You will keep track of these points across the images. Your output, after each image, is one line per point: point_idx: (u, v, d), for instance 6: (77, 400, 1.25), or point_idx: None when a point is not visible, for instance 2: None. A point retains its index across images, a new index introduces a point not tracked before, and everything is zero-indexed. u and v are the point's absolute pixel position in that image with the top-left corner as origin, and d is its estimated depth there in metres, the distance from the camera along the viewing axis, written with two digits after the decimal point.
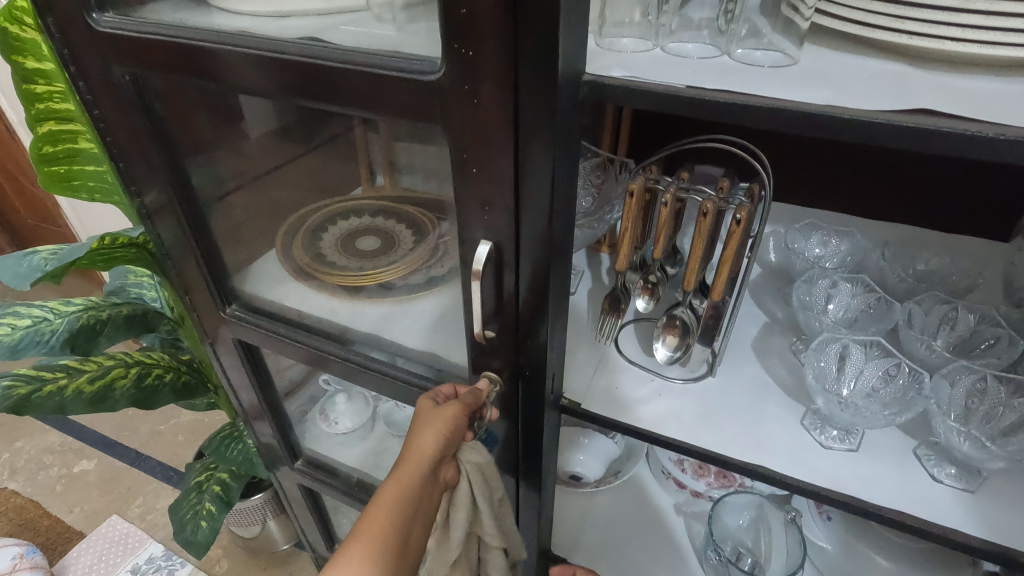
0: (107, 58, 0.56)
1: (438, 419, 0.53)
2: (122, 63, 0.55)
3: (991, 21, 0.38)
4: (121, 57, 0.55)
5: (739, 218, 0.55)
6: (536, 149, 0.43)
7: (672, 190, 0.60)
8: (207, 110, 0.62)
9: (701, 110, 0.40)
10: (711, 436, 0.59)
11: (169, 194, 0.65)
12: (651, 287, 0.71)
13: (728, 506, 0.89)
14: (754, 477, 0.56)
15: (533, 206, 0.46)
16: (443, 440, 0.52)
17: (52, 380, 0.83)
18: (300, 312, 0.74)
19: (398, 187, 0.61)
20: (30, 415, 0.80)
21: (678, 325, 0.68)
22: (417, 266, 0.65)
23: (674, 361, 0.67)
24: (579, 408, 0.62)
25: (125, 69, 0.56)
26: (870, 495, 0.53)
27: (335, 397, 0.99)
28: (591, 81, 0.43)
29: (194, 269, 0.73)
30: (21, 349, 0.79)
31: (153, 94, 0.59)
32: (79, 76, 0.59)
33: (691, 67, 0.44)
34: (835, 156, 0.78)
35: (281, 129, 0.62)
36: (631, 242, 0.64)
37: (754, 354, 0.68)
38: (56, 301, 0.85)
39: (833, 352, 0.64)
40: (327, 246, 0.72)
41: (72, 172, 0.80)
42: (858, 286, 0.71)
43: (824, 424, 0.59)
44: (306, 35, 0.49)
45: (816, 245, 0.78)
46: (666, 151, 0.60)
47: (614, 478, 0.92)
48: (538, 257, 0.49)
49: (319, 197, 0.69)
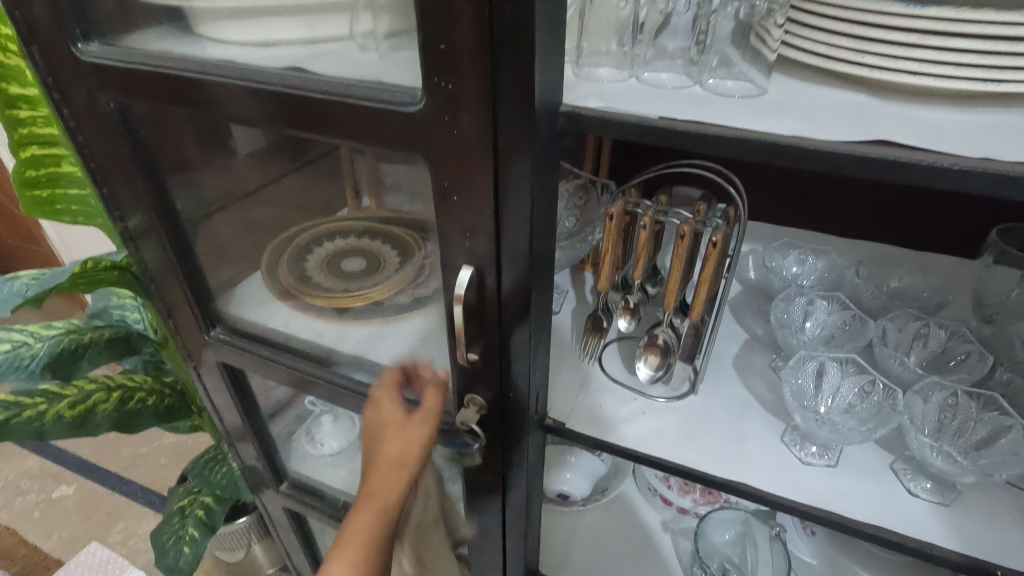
0: (94, 86, 0.56)
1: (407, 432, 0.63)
2: (110, 91, 0.56)
3: (943, 56, 0.40)
4: (109, 86, 0.56)
5: (715, 241, 0.57)
6: (517, 176, 0.44)
7: (651, 214, 0.62)
8: (192, 135, 0.62)
9: (676, 140, 0.42)
10: (694, 454, 0.59)
11: (154, 217, 0.65)
12: (633, 309, 0.73)
13: (716, 522, 0.89)
14: (736, 494, 0.57)
15: (514, 233, 0.47)
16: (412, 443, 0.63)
17: (31, 405, 0.81)
18: (284, 334, 0.74)
19: (383, 209, 0.62)
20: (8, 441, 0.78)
21: (658, 345, 0.69)
22: (403, 286, 0.65)
23: (657, 380, 0.68)
24: (564, 428, 0.63)
25: (112, 97, 0.56)
26: (851, 510, 0.54)
27: (322, 418, 0.98)
28: (569, 111, 0.44)
29: (178, 292, 0.72)
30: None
31: (139, 119, 0.59)
32: (63, 103, 0.59)
33: (665, 97, 0.45)
34: (810, 176, 0.80)
35: (268, 157, 0.63)
36: (611, 262, 0.66)
37: (735, 372, 0.69)
38: (37, 325, 0.84)
39: (811, 369, 0.66)
40: (312, 266, 0.73)
41: (54, 196, 0.80)
42: (834, 303, 0.73)
43: (803, 440, 0.60)
44: (290, 65, 0.49)
45: (794, 262, 0.79)
46: (645, 174, 0.62)
47: (602, 495, 0.93)
48: (521, 281, 0.50)
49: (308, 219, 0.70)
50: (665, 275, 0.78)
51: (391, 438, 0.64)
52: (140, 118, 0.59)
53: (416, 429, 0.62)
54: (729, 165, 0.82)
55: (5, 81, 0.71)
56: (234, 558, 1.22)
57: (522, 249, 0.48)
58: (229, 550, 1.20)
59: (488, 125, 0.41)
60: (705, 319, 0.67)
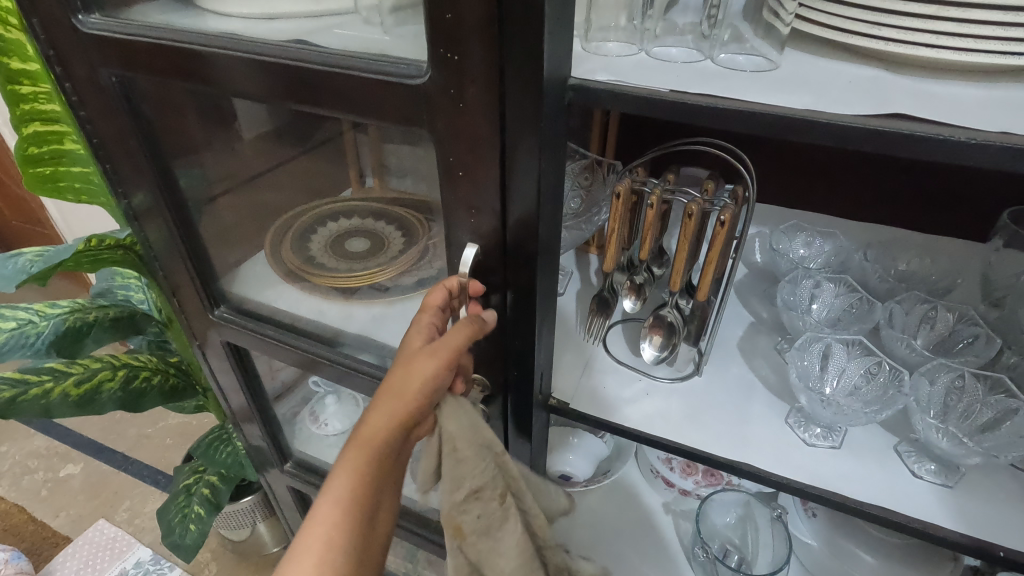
0: (96, 60, 0.56)
1: (421, 366, 0.46)
2: (112, 66, 0.55)
3: (963, 29, 0.39)
4: (111, 61, 0.55)
5: (723, 220, 0.56)
6: (523, 152, 0.43)
7: (658, 193, 0.60)
8: (195, 111, 0.62)
9: (686, 113, 0.41)
10: (697, 434, 0.60)
11: (158, 195, 0.65)
12: (638, 288, 0.71)
13: (716, 504, 0.89)
14: (739, 475, 0.57)
15: (519, 211, 0.47)
16: (431, 379, 0.46)
17: (37, 383, 0.82)
18: (290, 314, 0.74)
19: (388, 188, 0.62)
20: (15, 418, 0.79)
21: (664, 325, 0.69)
22: (407, 267, 0.65)
23: (661, 361, 0.68)
24: (567, 408, 0.63)
25: (115, 72, 0.56)
26: (852, 491, 0.55)
27: (325, 398, 1.00)
28: (576, 84, 0.43)
29: (182, 272, 0.72)
30: (5, 351, 0.79)
31: (142, 95, 0.59)
32: (65, 78, 0.59)
33: (675, 71, 0.44)
34: (818, 157, 0.79)
35: (271, 136, 0.62)
36: (618, 242, 0.64)
37: (740, 354, 0.69)
38: (42, 304, 0.84)
39: (816, 351, 0.65)
40: (316, 246, 0.72)
41: (57, 173, 0.80)
42: (841, 286, 0.72)
43: (807, 422, 0.60)
44: (292, 38, 0.49)
45: (800, 245, 0.78)
46: (652, 152, 0.61)
47: (603, 477, 0.93)
48: (525, 261, 0.50)
49: (308, 197, 0.69)
50: (670, 257, 0.77)
51: (398, 372, 0.47)
52: (145, 94, 0.59)
53: (433, 362, 0.46)
54: (737, 146, 0.81)
55: (6, 55, 0.70)
56: (239, 537, 1.24)
57: (528, 228, 0.47)
58: (235, 529, 1.22)
59: (496, 99, 0.41)
60: (710, 300, 0.66)
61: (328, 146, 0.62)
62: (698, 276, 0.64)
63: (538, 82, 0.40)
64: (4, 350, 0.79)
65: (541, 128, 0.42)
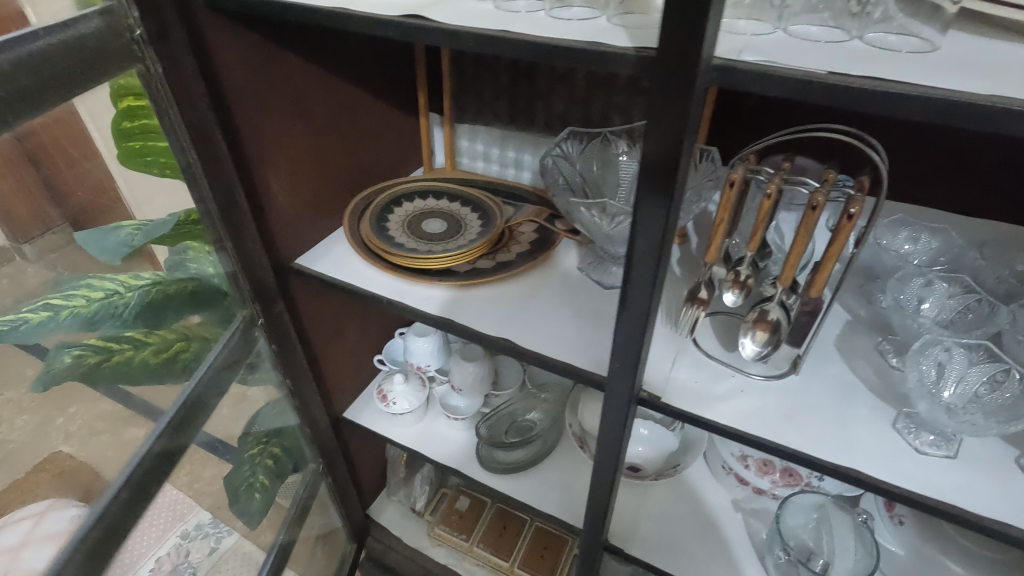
0: (95, 58, 0.52)
1: None
2: (87, 66, 0.51)
3: None
4: (48, 46, 0.47)
5: (852, 213, 0.50)
6: (657, 143, 0.42)
7: (778, 181, 0.54)
8: (260, 117, 0.73)
9: (848, 97, 0.37)
10: (798, 436, 0.57)
11: (213, 197, 0.70)
12: (743, 281, 0.64)
13: (794, 505, 0.86)
14: (846, 481, 0.55)
15: (650, 203, 0.46)
16: None
17: (120, 352, 0.67)
18: (391, 299, 0.77)
19: (484, 192, 0.93)
20: (96, 387, 0.65)
21: (769, 320, 0.62)
22: (484, 250, 0.83)
23: (758, 358, 0.64)
24: (659, 402, 0.61)
25: (94, 67, 0.52)
26: (971, 505, 0.51)
27: (393, 376, 1.02)
28: (721, 65, 0.39)
29: (226, 252, 0.75)
30: (96, 323, 0.63)
31: (54, 97, 0.48)
32: (156, 79, 0.60)
33: (826, 51, 0.41)
34: (954, 147, 0.66)
35: (242, 128, 0.71)
36: (723, 232, 0.59)
37: (838, 354, 0.67)
38: (127, 272, 0.67)
39: (934, 357, 0.61)
40: (415, 224, 0.87)
41: (147, 147, 0.64)
42: (955, 286, 0.68)
43: (919, 429, 0.57)
44: (405, 13, 0.51)
45: (904, 241, 0.72)
46: (775, 137, 0.54)
47: (673, 471, 0.88)
48: (644, 248, 0.48)
49: (403, 189, 0.92)
50: (775, 251, 0.71)
51: None
52: (51, 91, 0.48)
53: None
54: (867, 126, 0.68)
55: None
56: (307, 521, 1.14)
57: (660, 222, 0.46)
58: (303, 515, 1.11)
59: None
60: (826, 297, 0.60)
61: (215, 185, 0.70)
62: (813, 272, 0.58)
63: (695, 73, 0.39)
64: (11, 330, 0.52)
65: (688, 121, 0.41)
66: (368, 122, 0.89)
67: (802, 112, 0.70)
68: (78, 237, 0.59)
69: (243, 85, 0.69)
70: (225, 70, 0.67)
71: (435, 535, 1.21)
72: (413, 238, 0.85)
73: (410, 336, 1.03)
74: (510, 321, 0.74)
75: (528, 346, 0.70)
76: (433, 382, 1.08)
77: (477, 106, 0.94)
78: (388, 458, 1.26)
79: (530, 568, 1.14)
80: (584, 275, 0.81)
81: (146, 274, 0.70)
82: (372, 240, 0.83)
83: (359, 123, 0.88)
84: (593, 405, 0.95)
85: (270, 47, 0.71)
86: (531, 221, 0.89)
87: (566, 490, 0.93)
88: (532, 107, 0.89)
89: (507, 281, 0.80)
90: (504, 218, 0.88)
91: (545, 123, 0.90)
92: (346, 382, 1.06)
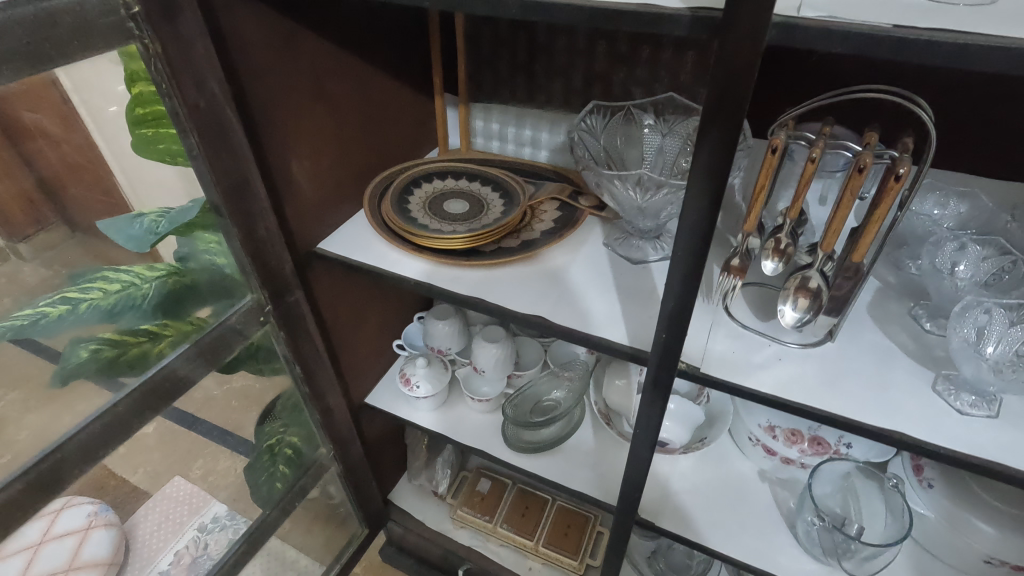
0: (77, 32, 0.50)
1: None
2: (67, 39, 0.49)
3: None
4: (3, 21, 0.44)
5: (900, 174, 0.49)
6: (711, 102, 0.42)
7: (823, 144, 0.53)
8: (276, 99, 0.70)
9: (912, 52, 0.37)
10: (840, 401, 0.58)
11: (225, 185, 0.66)
12: (783, 249, 0.63)
13: (823, 474, 0.86)
14: (889, 443, 0.55)
15: (706, 165, 0.45)
16: None
17: (138, 346, 0.66)
18: (417, 280, 0.77)
19: (507, 171, 0.92)
20: (116, 382, 0.64)
21: (811, 289, 0.62)
22: (510, 230, 0.83)
23: (798, 325, 0.64)
24: (699, 372, 0.60)
25: (77, 40, 0.50)
26: (1014, 463, 0.52)
27: (416, 359, 1.02)
28: (781, 22, 0.38)
29: (241, 244, 0.72)
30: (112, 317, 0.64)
31: (0, 74, 0.46)
32: (163, 60, 0.56)
33: (885, 6, 0.40)
34: (986, 105, 0.66)
35: (259, 111, 0.68)
36: (763, 200, 0.58)
37: (873, 320, 0.67)
38: (143, 263, 0.66)
39: (976, 317, 0.61)
40: (438, 207, 0.87)
41: (160, 136, 0.61)
42: (990, 248, 0.68)
43: (958, 390, 0.58)
44: None
45: (932, 208, 0.71)
46: (822, 99, 0.53)
47: (700, 444, 0.91)
48: (690, 213, 0.48)
49: (427, 170, 0.93)
50: (810, 220, 0.71)
51: None
52: None
53: None
54: (898, 84, 0.68)
55: None
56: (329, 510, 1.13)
57: (713, 184, 0.46)
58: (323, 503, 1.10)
59: None
60: (869, 264, 0.60)
61: (231, 172, 0.66)
62: (856, 236, 0.58)
63: (763, 29, 0.38)
64: (31, 325, 0.56)
65: (747, 80, 0.40)
66: (380, 96, 0.86)
67: (835, 76, 0.70)
68: (102, 226, 0.61)
69: (259, 63, 0.66)
70: (242, 50, 0.64)
71: (457, 517, 1.21)
72: (435, 218, 0.84)
73: (430, 319, 1.03)
74: (541, 298, 0.74)
75: (562, 322, 0.69)
76: (455, 365, 1.08)
77: (493, 84, 0.92)
78: (408, 442, 1.26)
79: (555, 546, 1.15)
80: (611, 251, 0.81)
81: (162, 265, 0.68)
82: (395, 221, 0.82)
83: (373, 99, 0.85)
84: (616, 383, 0.93)
85: (283, 24, 0.68)
86: (553, 199, 0.89)
87: (595, 468, 0.93)
88: (549, 83, 0.88)
89: (534, 259, 0.80)
90: (527, 196, 0.87)
91: (564, 100, 0.88)
92: (368, 368, 1.05)
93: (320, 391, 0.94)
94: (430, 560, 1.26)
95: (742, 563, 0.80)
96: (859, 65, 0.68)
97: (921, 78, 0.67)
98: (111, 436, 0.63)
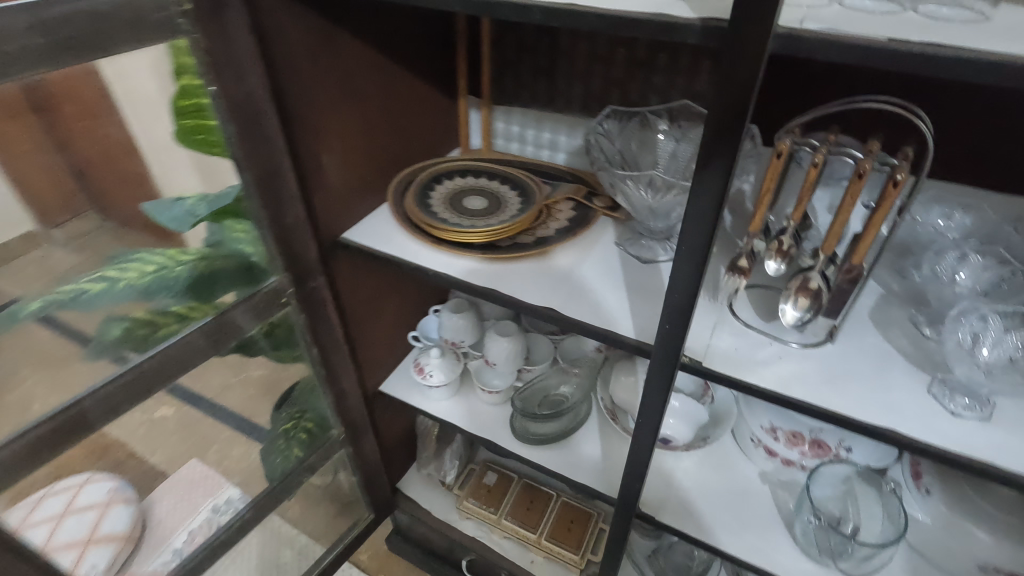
0: (135, 24, 0.54)
1: None
2: (126, 31, 0.54)
3: None
4: (69, 12, 0.49)
5: (898, 179, 0.52)
6: (716, 105, 0.45)
7: (825, 151, 0.56)
8: (311, 94, 0.74)
9: (904, 62, 0.40)
10: (836, 398, 0.60)
11: (259, 174, 0.71)
12: (785, 250, 0.66)
13: (822, 476, 0.88)
14: (882, 439, 0.57)
15: (711, 165, 0.48)
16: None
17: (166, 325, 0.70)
18: (435, 270, 0.80)
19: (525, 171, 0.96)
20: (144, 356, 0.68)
21: (812, 289, 0.66)
22: (526, 227, 0.86)
23: (798, 324, 0.67)
24: (700, 366, 0.63)
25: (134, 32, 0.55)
26: (1004, 462, 0.54)
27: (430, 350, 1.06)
28: (783, 33, 0.41)
29: (271, 229, 0.76)
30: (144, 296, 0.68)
31: (65, 60, 0.50)
32: (209, 54, 0.61)
33: (883, 20, 0.43)
34: (992, 121, 0.68)
35: (294, 105, 0.72)
36: (768, 201, 0.61)
37: (874, 324, 0.69)
38: (176, 247, 0.71)
39: (972, 322, 0.63)
40: (458, 203, 0.90)
41: (200, 127, 0.66)
42: (991, 258, 0.70)
43: (953, 392, 0.60)
44: None
45: (938, 218, 0.73)
46: (828, 107, 0.56)
47: (703, 442, 0.94)
48: (695, 209, 0.51)
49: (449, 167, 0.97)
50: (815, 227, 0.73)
51: None
52: (62, 54, 0.50)
53: None
54: (906, 97, 0.71)
55: None
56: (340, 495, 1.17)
57: (716, 182, 0.49)
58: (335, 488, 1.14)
59: None
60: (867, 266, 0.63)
61: (266, 161, 0.71)
62: (856, 239, 0.60)
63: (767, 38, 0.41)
64: (73, 300, 0.62)
65: (750, 85, 0.43)
66: (407, 95, 0.90)
67: (845, 87, 0.72)
68: (146, 207, 0.67)
69: (296, 62, 0.71)
70: (282, 48, 0.68)
71: (463, 508, 1.24)
72: (455, 213, 0.88)
73: (446, 312, 1.07)
74: (553, 292, 0.77)
75: (573, 315, 0.72)
76: (467, 357, 1.11)
77: (515, 87, 0.96)
78: (419, 433, 1.30)
79: (558, 539, 1.17)
80: (622, 250, 0.84)
81: (194, 249, 0.73)
82: (416, 214, 0.86)
83: (400, 98, 0.89)
84: (623, 379, 0.97)
85: (320, 24, 0.72)
86: (568, 199, 0.92)
87: (600, 463, 0.96)
88: (569, 88, 0.91)
89: (547, 255, 0.83)
90: (543, 195, 0.91)
91: (582, 104, 0.92)
92: (384, 357, 1.09)
93: (337, 376, 0.98)
94: (435, 549, 1.29)
95: (740, 558, 0.81)
96: (870, 78, 0.71)
97: (928, 93, 0.69)
98: (133, 399, 0.66)
